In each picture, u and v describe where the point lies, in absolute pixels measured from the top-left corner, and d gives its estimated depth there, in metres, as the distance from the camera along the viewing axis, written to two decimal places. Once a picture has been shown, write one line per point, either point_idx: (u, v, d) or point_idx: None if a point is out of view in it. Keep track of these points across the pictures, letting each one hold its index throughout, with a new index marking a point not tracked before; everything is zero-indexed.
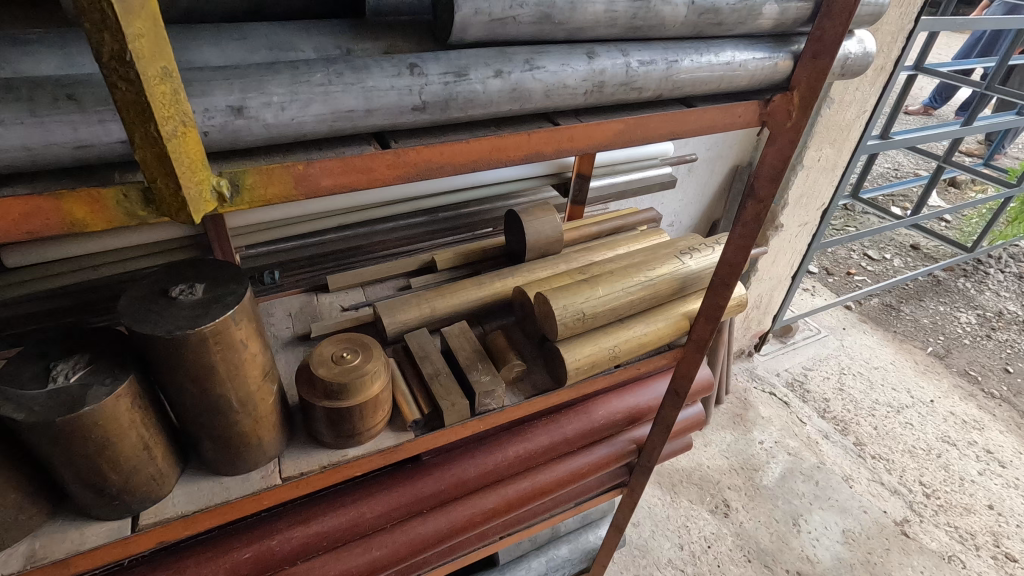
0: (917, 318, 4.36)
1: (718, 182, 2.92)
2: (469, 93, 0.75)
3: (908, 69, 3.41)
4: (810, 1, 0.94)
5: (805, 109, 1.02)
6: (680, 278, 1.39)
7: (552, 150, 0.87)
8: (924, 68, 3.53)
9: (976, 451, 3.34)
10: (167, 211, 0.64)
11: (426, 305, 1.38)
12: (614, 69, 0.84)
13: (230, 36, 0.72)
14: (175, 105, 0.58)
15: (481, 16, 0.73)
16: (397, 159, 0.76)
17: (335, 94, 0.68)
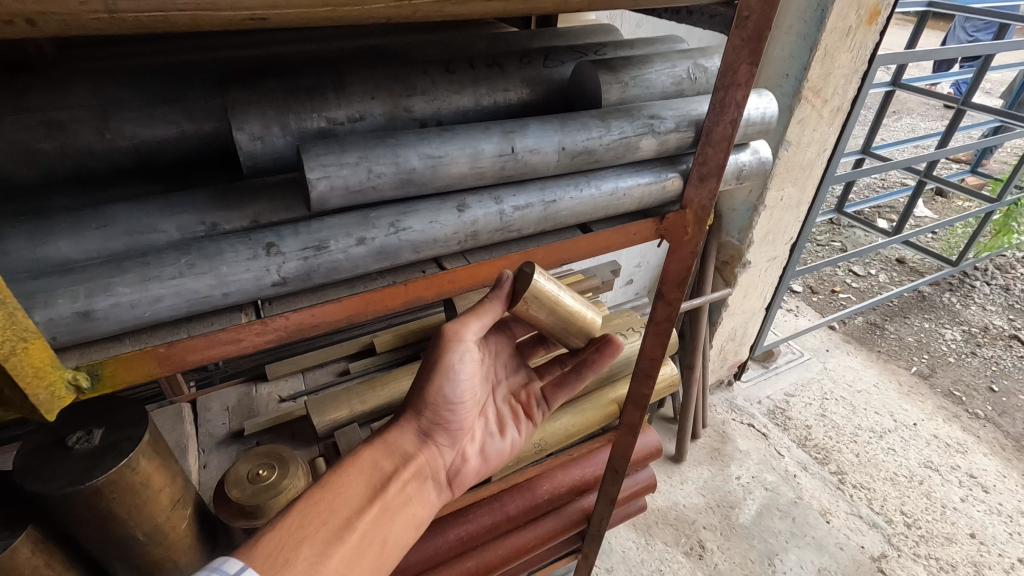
0: (902, 337, 3.75)
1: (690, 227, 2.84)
2: (330, 263, 0.77)
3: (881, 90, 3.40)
4: (688, 129, 0.96)
5: (699, 225, 1.05)
6: (608, 366, 1.42)
7: (433, 294, 0.88)
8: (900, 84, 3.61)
9: (960, 476, 2.80)
10: (20, 412, 0.66)
11: (356, 401, 1.40)
12: (487, 218, 0.86)
13: (91, 222, 0.74)
14: (11, 326, 0.60)
15: (338, 190, 0.75)
16: (265, 327, 0.78)
17: (188, 285, 0.70)
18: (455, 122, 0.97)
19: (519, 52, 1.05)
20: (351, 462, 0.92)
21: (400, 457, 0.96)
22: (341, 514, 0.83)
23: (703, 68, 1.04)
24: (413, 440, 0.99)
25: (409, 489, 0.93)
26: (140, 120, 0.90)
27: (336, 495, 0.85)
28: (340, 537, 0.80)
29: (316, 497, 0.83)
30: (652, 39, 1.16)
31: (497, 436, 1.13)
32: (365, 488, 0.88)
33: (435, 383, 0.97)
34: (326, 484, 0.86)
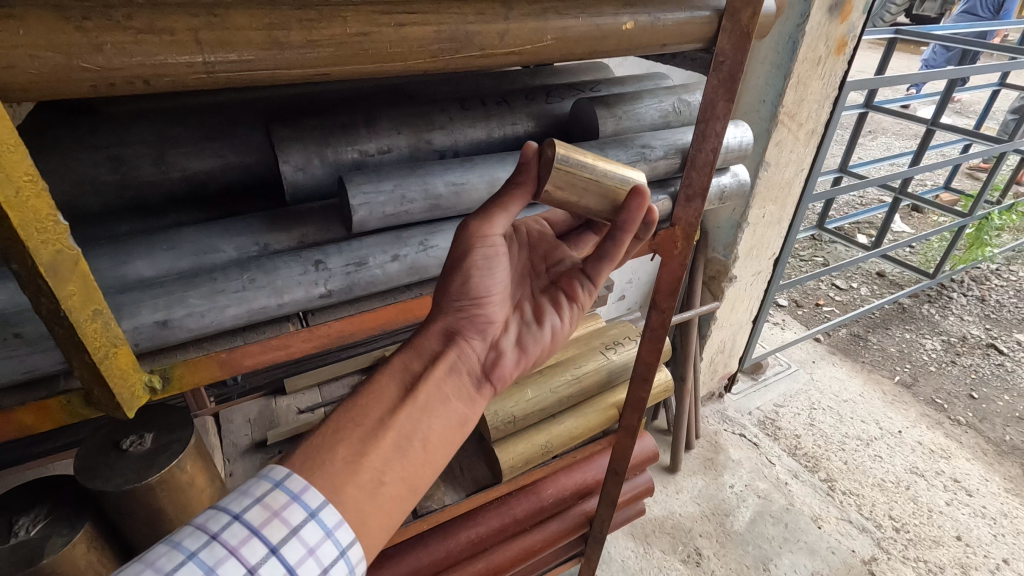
0: (884, 348, 3.90)
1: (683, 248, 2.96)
2: (369, 277, 0.88)
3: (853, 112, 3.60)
4: (675, 155, 1.09)
5: (688, 240, 1.17)
6: (605, 372, 1.51)
7: None
8: (872, 105, 3.76)
9: (944, 481, 2.91)
10: (105, 411, 0.75)
11: None
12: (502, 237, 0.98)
13: (161, 245, 0.84)
14: (106, 334, 0.70)
15: (376, 214, 0.87)
16: (311, 334, 0.89)
17: (249, 297, 0.81)
18: (470, 152, 1.10)
19: (525, 90, 1.18)
20: (386, 366, 0.87)
21: (430, 358, 0.88)
22: (376, 416, 0.80)
23: (686, 102, 1.17)
24: (441, 340, 0.90)
25: (444, 388, 0.86)
26: (193, 155, 1.01)
27: (370, 400, 0.82)
28: (374, 439, 0.77)
29: (352, 403, 0.81)
30: (640, 78, 1.31)
31: (536, 327, 0.98)
32: (399, 389, 0.84)
33: (459, 284, 0.89)
34: (361, 391, 0.83)
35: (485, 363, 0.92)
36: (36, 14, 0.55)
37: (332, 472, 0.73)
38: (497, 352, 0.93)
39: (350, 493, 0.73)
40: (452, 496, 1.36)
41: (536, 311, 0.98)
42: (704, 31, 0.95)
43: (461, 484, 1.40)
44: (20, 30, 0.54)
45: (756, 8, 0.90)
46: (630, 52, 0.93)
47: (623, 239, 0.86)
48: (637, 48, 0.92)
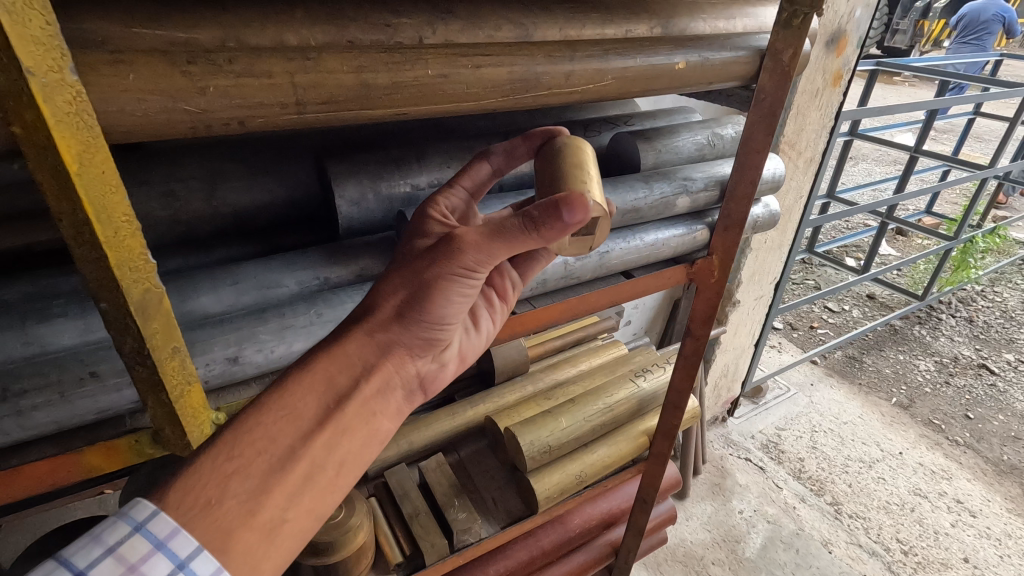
0: (879, 369, 3.93)
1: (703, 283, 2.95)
2: None
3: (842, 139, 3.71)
4: (713, 188, 1.12)
5: (724, 268, 1.19)
6: (636, 400, 1.53)
7: (507, 335, 1.00)
8: (859, 132, 3.90)
9: (948, 502, 2.92)
10: (172, 450, 0.74)
11: (402, 441, 1.48)
12: (554, 268, 0.99)
13: (224, 280, 0.84)
14: (182, 372, 0.69)
15: None
16: None
17: (317, 332, 0.81)
18: (514, 185, 1.12)
19: (562, 124, 1.21)
20: (302, 373, 0.67)
21: (363, 370, 0.70)
22: (286, 443, 0.63)
23: (720, 135, 1.21)
24: (377, 351, 0.72)
25: (373, 407, 0.70)
26: (243, 189, 1.02)
27: (282, 420, 0.63)
28: (281, 473, 0.61)
29: (256, 424, 0.62)
30: (669, 112, 1.35)
31: (474, 330, 0.88)
32: (321, 407, 0.66)
33: (424, 297, 0.70)
34: (270, 406, 0.64)
35: (421, 374, 0.78)
36: (145, 60, 0.56)
37: (221, 513, 0.57)
38: (438, 360, 0.81)
39: (242, 539, 0.57)
40: (488, 528, 1.34)
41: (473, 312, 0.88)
42: (745, 70, 0.99)
43: (495, 516, 1.38)
44: (130, 75, 0.55)
45: (799, 48, 0.94)
46: (679, 89, 0.96)
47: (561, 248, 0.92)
48: (687, 86, 0.95)
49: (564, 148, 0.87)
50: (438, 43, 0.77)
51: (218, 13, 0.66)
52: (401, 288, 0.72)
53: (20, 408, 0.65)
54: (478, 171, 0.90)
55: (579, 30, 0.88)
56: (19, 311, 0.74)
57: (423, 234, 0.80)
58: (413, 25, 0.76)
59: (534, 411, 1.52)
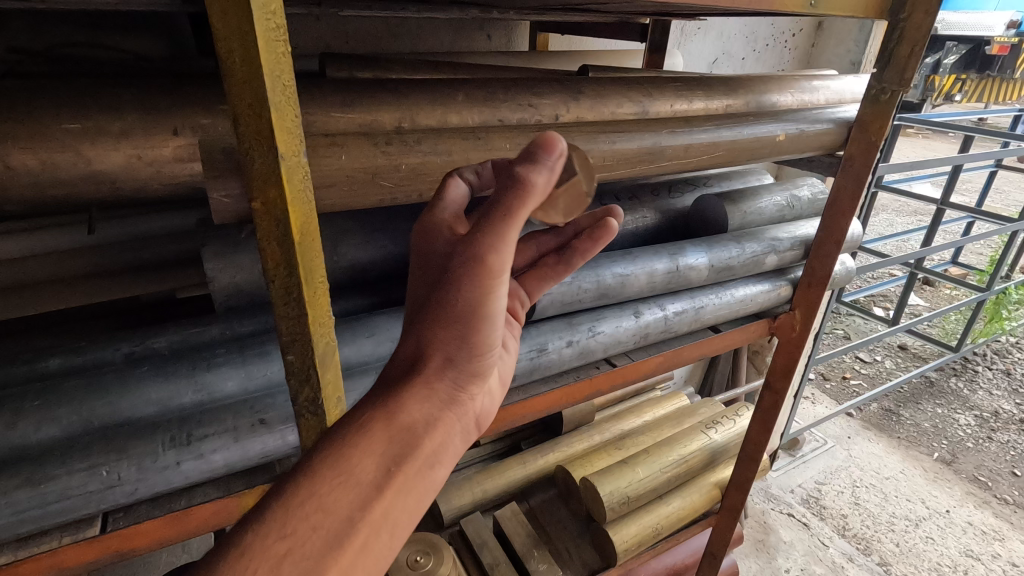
0: (918, 423, 3.82)
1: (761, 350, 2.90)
2: (547, 362, 0.93)
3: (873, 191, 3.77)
4: (798, 247, 1.18)
5: (807, 324, 1.22)
6: (707, 452, 1.54)
7: (610, 387, 1.04)
8: (887, 186, 3.96)
9: (1003, 565, 2.80)
10: None
11: (477, 488, 1.50)
12: (655, 322, 1.04)
13: (361, 331, 0.90)
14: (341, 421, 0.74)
15: (556, 301, 0.93)
16: (491, 417, 0.92)
17: None
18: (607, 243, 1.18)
19: (647, 185, 1.28)
20: (348, 430, 0.45)
21: (421, 428, 0.47)
22: (343, 517, 0.41)
23: (798, 197, 1.27)
24: (433, 398, 0.49)
25: (441, 470, 0.48)
26: (362, 245, 1.09)
27: (335, 488, 0.41)
28: (339, 554, 0.40)
29: (299, 497, 0.40)
30: (742, 173, 1.42)
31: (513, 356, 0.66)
32: (380, 470, 0.44)
33: (460, 313, 0.50)
34: (320, 467, 0.42)
35: (483, 419, 0.55)
36: (353, 142, 0.64)
37: None
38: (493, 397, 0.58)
39: None
40: None
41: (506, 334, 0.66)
42: (834, 140, 1.06)
43: (573, 568, 1.38)
44: (343, 154, 0.63)
45: (886, 121, 1.01)
46: (775, 159, 1.03)
47: (578, 263, 0.72)
48: (784, 154, 1.02)
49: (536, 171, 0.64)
50: (571, 119, 0.85)
51: (397, 98, 0.74)
52: (443, 309, 0.50)
53: (202, 450, 0.70)
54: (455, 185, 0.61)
55: (686, 104, 0.96)
56: (188, 358, 0.80)
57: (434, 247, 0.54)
58: (550, 104, 0.84)
59: (607, 460, 1.53)
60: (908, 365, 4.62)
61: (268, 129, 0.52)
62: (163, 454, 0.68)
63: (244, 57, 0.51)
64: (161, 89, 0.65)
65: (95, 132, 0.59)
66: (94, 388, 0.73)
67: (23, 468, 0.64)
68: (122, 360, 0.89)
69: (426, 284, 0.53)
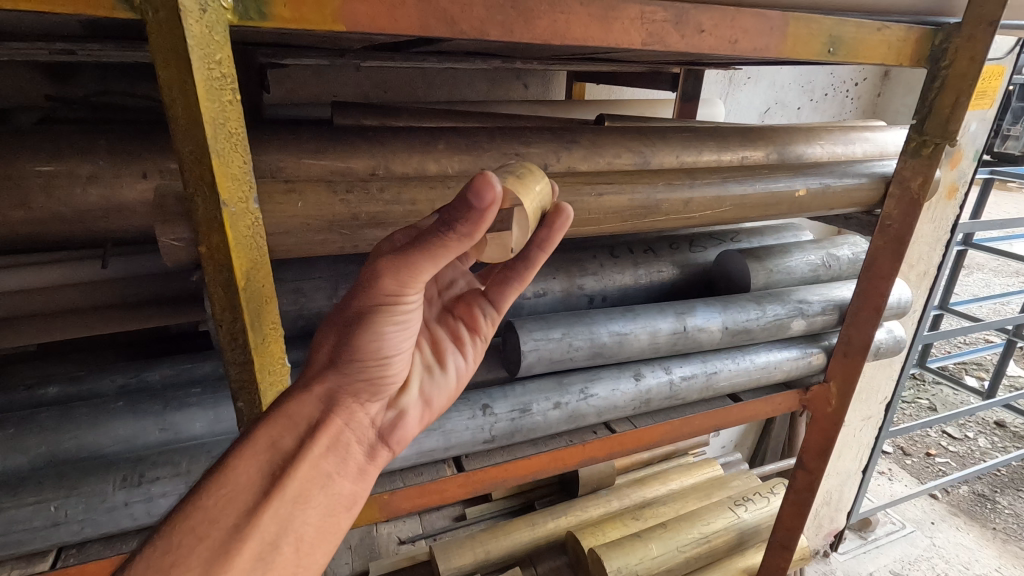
0: (1019, 513, 3.30)
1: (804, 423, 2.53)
2: (531, 424, 0.87)
3: (959, 247, 3.42)
4: (831, 312, 1.06)
5: (843, 398, 1.08)
6: (735, 532, 1.39)
7: (606, 454, 0.95)
8: (977, 243, 3.57)
9: None
10: None
11: (480, 548, 1.40)
12: (659, 387, 0.95)
13: None
14: None
15: (543, 358, 0.87)
16: (467, 478, 0.86)
17: (420, 438, 0.81)
18: (617, 297, 1.11)
19: (667, 238, 1.21)
20: (239, 440, 0.53)
21: (308, 431, 0.55)
22: (230, 523, 0.49)
23: (836, 257, 1.16)
24: (322, 405, 0.57)
25: (327, 471, 0.55)
26: None
27: (221, 498, 0.49)
28: (227, 560, 0.47)
29: (190, 507, 0.48)
30: (777, 228, 1.32)
31: (438, 370, 0.69)
32: (265, 476, 0.52)
33: (351, 332, 0.55)
34: (205, 482, 0.50)
35: (380, 426, 0.61)
36: (313, 189, 0.64)
37: None
38: (398, 406, 0.63)
39: None
40: None
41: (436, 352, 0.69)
42: (868, 196, 0.96)
43: None
44: (299, 202, 0.62)
45: (929, 178, 0.90)
46: (797, 216, 0.94)
47: (538, 257, 0.67)
48: (806, 211, 0.93)
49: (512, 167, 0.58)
50: (561, 169, 0.82)
51: (373, 146, 0.74)
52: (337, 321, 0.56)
53: (152, 492, 0.70)
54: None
55: (694, 156, 0.91)
56: (163, 396, 0.81)
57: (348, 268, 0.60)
58: (539, 153, 0.81)
59: (620, 531, 1.41)
60: (1009, 445, 4.04)
61: (203, 174, 0.52)
62: (112, 494, 0.68)
63: (187, 106, 0.52)
64: (143, 136, 0.68)
65: (67, 174, 0.62)
66: (67, 420, 0.75)
67: None
68: (115, 392, 0.91)
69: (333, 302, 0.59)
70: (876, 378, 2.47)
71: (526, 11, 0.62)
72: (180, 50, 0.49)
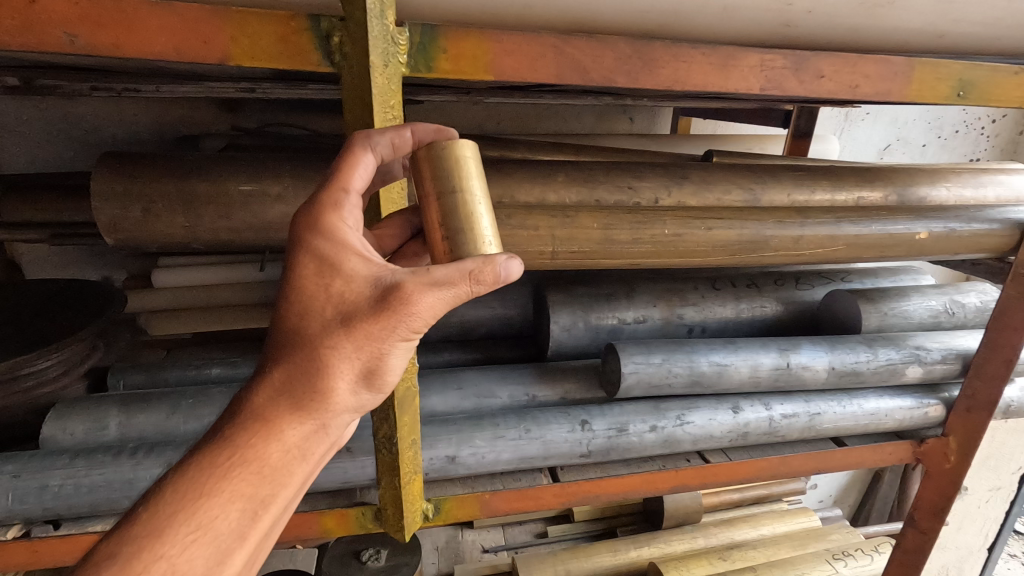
0: None
1: (919, 484, 2.30)
2: (627, 443, 0.90)
3: None
4: (952, 361, 1.01)
5: (964, 454, 1.02)
6: None
7: (699, 482, 0.97)
8: None
9: None
10: (388, 528, 0.84)
11: (560, 566, 1.42)
12: (758, 422, 0.95)
13: (450, 384, 0.96)
14: (410, 462, 0.80)
15: (642, 381, 0.91)
16: (562, 489, 0.91)
17: (522, 445, 0.87)
18: (717, 329, 1.12)
19: (772, 273, 1.20)
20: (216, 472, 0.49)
21: (300, 460, 0.54)
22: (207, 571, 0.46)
23: (961, 304, 1.10)
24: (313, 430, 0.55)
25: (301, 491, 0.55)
26: (471, 304, 1.17)
27: (196, 542, 0.46)
28: None
29: (159, 563, 0.44)
30: (894, 270, 1.26)
31: None
32: (244, 509, 0.50)
33: (375, 363, 0.53)
34: (177, 529, 0.46)
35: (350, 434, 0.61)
36: None
37: None
38: None
39: None
40: None
41: None
42: (1000, 243, 0.91)
43: None
44: None
45: None
46: (916, 259, 0.91)
47: None
48: (926, 255, 0.90)
49: (442, 155, 0.56)
50: (671, 203, 0.86)
51: (501, 176, 0.82)
52: (357, 353, 0.52)
53: None
54: (363, 167, 0.57)
55: (807, 195, 0.92)
56: None
57: (344, 269, 0.52)
58: (651, 187, 0.86)
59: (705, 570, 1.38)
60: None
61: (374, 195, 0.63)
62: None
63: None
64: (315, 162, 0.81)
65: (259, 193, 0.76)
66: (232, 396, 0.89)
67: (166, 452, 0.80)
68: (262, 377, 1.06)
69: (333, 314, 0.52)
70: (1009, 445, 2.21)
71: (650, 60, 0.68)
72: (366, 96, 0.61)
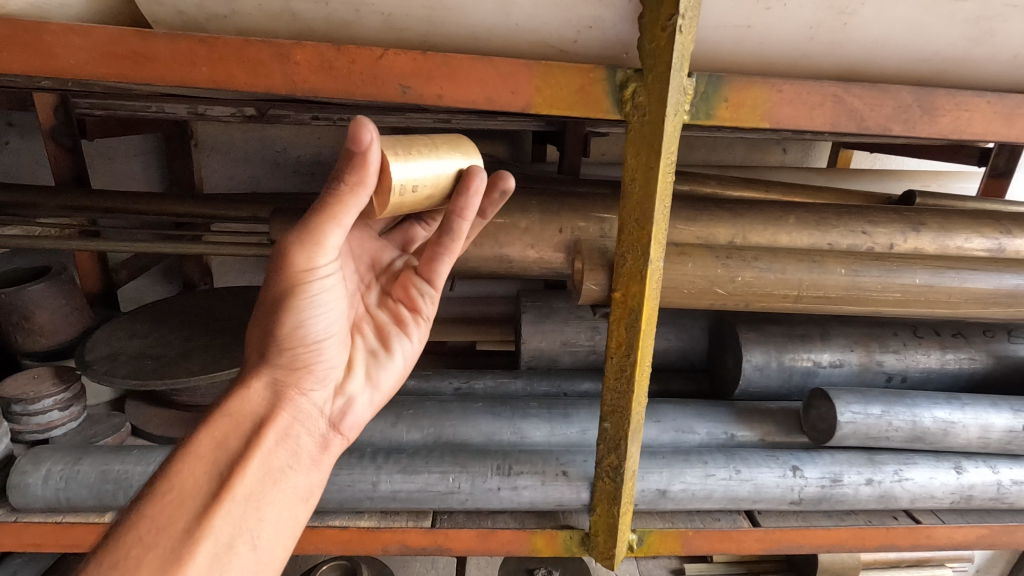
0: None
1: None
2: (841, 494, 0.87)
3: None
4: None
5: None
6: None
7: (909, 542, 0.91)
8: None
9: None
10: (596, 554, 0.86)
11: None
12: (985, 486, 0.88)
13: (648, 415, 0.97)
14: (629, 492, 0.82)
15: (859, 432, 0.87)
16: (766, 534, 0.89)
17: (733, 486, 0.86)
18: (917, 380, 1.06)
19: (977, 323, 1.12)
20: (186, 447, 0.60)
21: (255, 426, 0.63)
22: (180, 527, 0.54)
23: None
24: (262, 398, 0.65)
25: (276, 462, 0.63)
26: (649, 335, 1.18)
27: (171, 499, 0.55)
28: (191, 543, 0.53)
29: (141, 519, 0.53)
30: None
31: (383, 353, 0.78)
32: (213, 471, 0.59)
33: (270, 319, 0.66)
34: (154, 493, 0.55)
35: (330, 413, 0.71)
36: (699, 254, 0.75)
37: None
38: (343, 395, 0.73)
39: None
40: None
41: (383, 330, 0.80)
42: None
43: None
44: (689, 263, 0.74)
45: None
46: None
47: (458, 224, 0.71)
48: None
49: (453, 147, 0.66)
50: (907, 249, 0.83)
51: (733, 216, 0.83)
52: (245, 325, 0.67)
53: (516, 483, 0.85)
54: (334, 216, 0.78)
55: None
56: (509, 405, 0.98)
57: None
58: (885, 232, 0.83)
59: None
60: None
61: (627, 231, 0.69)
62: (489, 478, 0.85)
63: (643, 184, 0.66)
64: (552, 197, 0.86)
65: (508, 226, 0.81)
66: (446, 411, 0.95)
67: (401, 459, 0.86)
68: (452, 393, 1.13)
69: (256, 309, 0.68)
70: None
71: (931, 109, 0.66)
72: (655, 144, 0.64)
